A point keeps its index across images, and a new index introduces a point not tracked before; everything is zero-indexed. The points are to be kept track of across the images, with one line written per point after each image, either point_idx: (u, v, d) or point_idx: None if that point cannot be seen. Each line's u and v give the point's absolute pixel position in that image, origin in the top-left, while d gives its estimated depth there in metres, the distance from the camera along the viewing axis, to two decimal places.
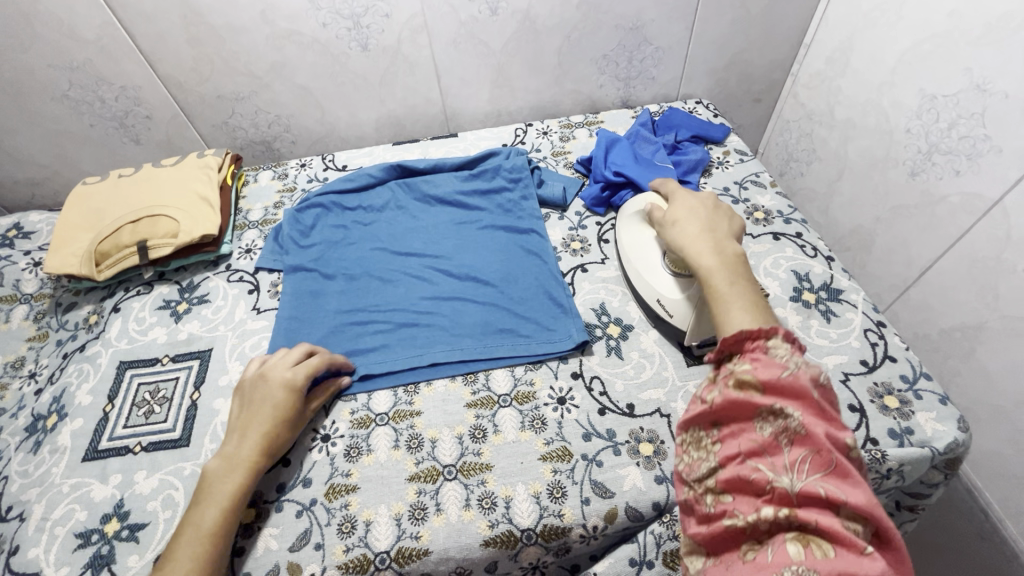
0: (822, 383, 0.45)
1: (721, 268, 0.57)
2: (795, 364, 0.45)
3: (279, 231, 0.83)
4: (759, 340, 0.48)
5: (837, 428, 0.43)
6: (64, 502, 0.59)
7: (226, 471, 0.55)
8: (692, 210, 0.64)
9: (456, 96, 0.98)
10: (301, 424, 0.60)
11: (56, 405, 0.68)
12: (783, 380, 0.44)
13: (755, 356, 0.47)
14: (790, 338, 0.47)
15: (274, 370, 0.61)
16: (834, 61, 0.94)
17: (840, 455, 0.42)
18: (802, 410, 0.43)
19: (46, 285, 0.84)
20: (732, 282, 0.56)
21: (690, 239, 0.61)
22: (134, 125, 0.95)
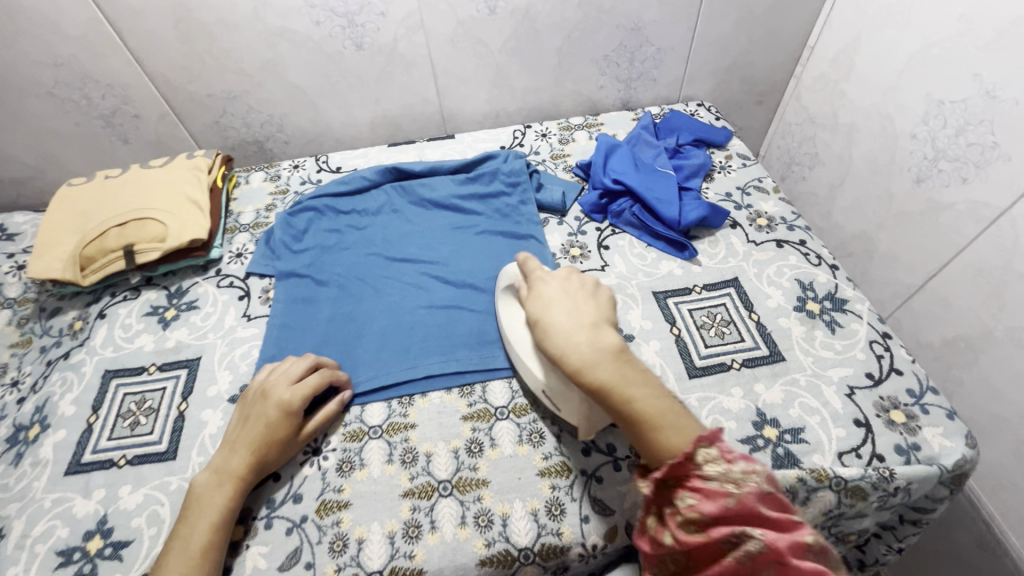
0: (766, 486, 0.42)
1: (614, 373, 0.50)
2: (737, 477, 0.42)
3: (270, 236, 0.81)
4: (690, 461, 0.43)
5: (795, 529, 0.40)
6: (45, 519, 0.57)
7: (213, 486, 0.54)
8: (553, 298, 0.57)
9: (453, 97, 0.96)
10: (297, 442, 0.58)
11: (38, 415, 0.66)
12: (730, 508, 0.41)
13: (697, 486, 0.43)
14: (720, 444, 0.43)
15: (274, 383, 0.59)
16: (839, 63, 0.92)
17: (814, 564, 0.39)
18: (762, 529, 0.40)
19: (30, 289, 0.82)
20: (628, 384, 0.49)
21: (565, 336, 0.53)
22: (122, 123, 0.92)
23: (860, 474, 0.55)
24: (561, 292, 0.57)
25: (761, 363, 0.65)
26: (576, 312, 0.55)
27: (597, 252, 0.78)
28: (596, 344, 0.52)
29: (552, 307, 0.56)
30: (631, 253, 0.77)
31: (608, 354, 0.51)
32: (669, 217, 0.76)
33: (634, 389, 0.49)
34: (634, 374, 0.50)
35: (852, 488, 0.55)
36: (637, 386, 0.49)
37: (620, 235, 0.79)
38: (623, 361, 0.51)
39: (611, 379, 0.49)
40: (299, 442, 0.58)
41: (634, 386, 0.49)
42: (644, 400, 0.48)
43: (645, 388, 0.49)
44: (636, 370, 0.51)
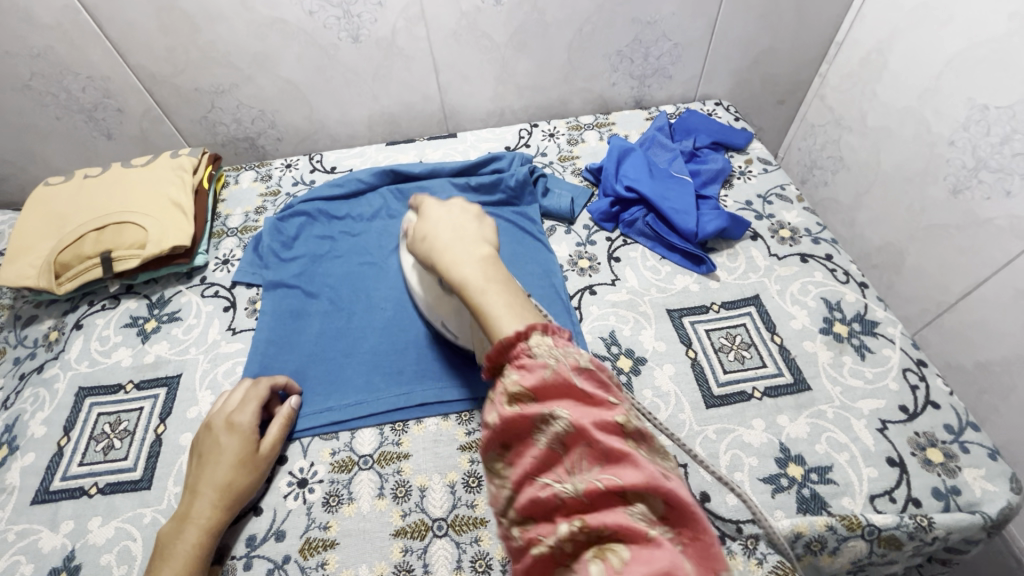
0: (589, 367, 0.39)
1: (475, 274, 0.46)
2: (559, 353, 0.39)
3: (259, 242, 0.76)
4: (520, 345, 0.40)
5: (605, 409, 0.37)
6: (9, 553, 0.53)
7: (179, 531, 0.50)
8: (440, 216, 0.53)
9: (455, 94, 0.90)
10: (262, 464, 0.55)
11: (7, 436, 0.62)
12: (547, 380, 0.38)
13: (520, 362, 0.40)
14: (550, 332, 0.41)
15: (220, 411, 0.57)
16: (870, 62, 0.86)
17: (622, 442, 0.36)
18: (569, 407, 0.37)
19: (6, 295, 0.77)
20: (483, 289, 0.45)
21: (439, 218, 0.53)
22: (105, 118, 0.87)
23: (897, 523, 0.50)
24: (452, 215, 0.53)
25: (785, 392, 0.60)
26: (462, 228, 0.51)
27: (608, 264, 0.72)
28: (466, 254, 0.48)
29: (435, 221, 0.52)
30: (643, 265, 0.72)
31: (473, 257, 0.47)
32: (686, 228, 0.71)
33: (489, 292, 0.44)
34: (498, 276, 0.46)
35: (886, 537, 0.50)
36: (491, 288, 0.45)
37: (632, 246, 0.74)
38: (489, 264, 0.47)
39: (471, 278, 0.46)
40: (264, 462, 0.55)
41: (496, 278, 0.46)
42: (494, 302, 0.44)
43: (499, 293, 0.44)
44: (499, 270, 0.47)
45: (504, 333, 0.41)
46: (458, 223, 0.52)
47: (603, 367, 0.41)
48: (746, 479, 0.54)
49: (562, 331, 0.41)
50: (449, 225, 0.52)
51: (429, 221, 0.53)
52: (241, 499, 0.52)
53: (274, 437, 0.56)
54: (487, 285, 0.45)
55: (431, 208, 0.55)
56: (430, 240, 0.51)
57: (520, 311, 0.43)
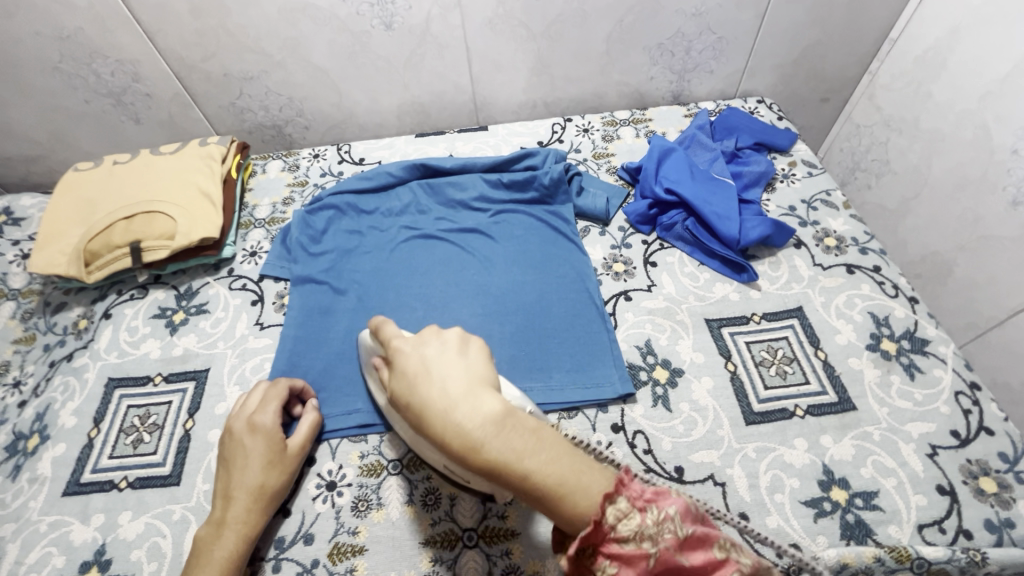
0: (685, 527, 0.35)
1: (503, 446, 0.36)
2: (650, 532, 0.34)
3: (287, 234, 0.75)
4: (604, 529, 0.35)
5: (720, 567, 0.35)
6: (41, 545, 0.53)
7: (215, 537, 0.49)
8: (419, 368, 0.42)
9: (488, 84, 0.88)
10: (292, 464, 0.54)
11: (38, 424, 0.62)
12: (646, 564, 0.34)
13: (608, 545, 0.35)
14: (620, 489, 0.36)
15: (242, 411, 0.56)
16: (927, 61, 0.82)
17: (709, 558, 0.35)
18: (663, 550, 0.34)
19: (35, 280, 0.77)
20: (519, 454, 0.36)
21: (439, 368, 0.41)
22: (133, 102, 0.86)
23: (948, 557, 0.48)
24: (445, 357, 0.41)
25: (828, 411, 0.57)
26: (459, 373, 0.40)
27: (643, 269, 0.70)
28: (473, 411, 0.37)
29: (423, 376, 0.41)
30: (681, 272, 0.69)
31: (490, 423, 0.37)
32: (728, 235, 0.68)
33: (528, 455, 0.36)
34: (524, 428, 0.37)
35: (936, 571, 0.48)
36: (534, 454, 0.36)
37: (669, 250, 0.72)
38: (510, 422, 0.37)
39: (505, 459, 0.36)
40: (294, 462, 0.54)
41: (529, 453, 0.36)
42: (548, 468, 0.36)
43: (543, 449, 0.37)
44: (524, 429, 0.37)
45: (581, 506, 0.35)
46: (450, 360, 0.41)
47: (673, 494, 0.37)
48: (787, 502, 0.52)
49: (628, 479, 0.36)
50: (439, 376, 0.40)
51: (404, 381, 0.42)
52: (275, 501, 0.51)
53: (302, 436, 0.55)
54: (507, 437, 0.36)
55: (398, 355, 0.44)
56: (424, 412, 0.39)
57: (571, 463, 0.37)
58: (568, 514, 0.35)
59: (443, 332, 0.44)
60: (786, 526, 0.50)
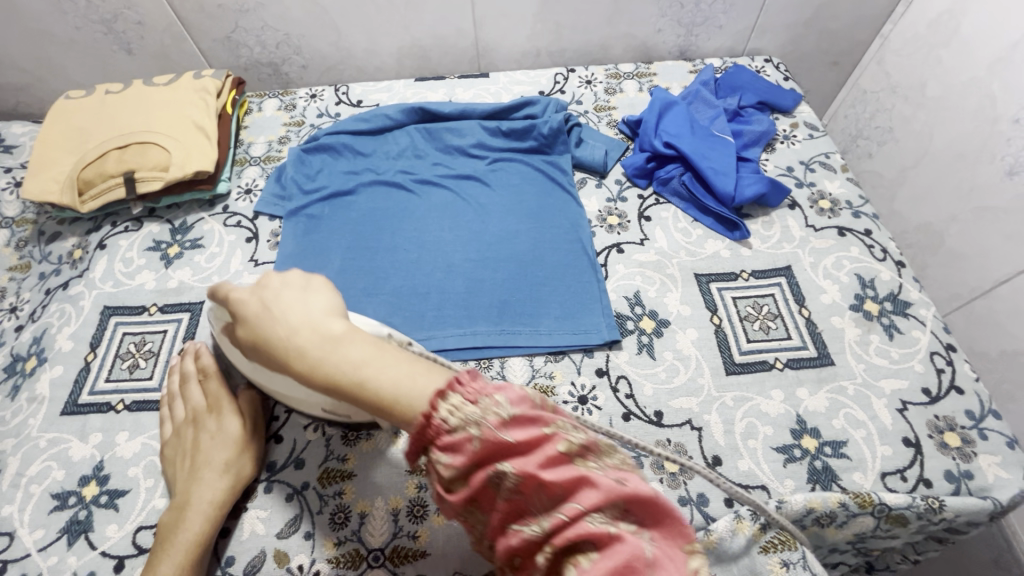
0: (513, 408, 0.33)
1: (349, 359, 0.37)
2: (477, 416, 0.32)
3: (282, 172, 0.75)
4: (434, 419, 0.33)
5: (543, 442, 0.32)
6: (40, 459, 0.55)
7: (180, 519, 0.48)
8: (261, 310, 0.40)
9: (491, 30, 0.85)
10: (250, 441, 0.53)
11: (35, 348, 0.63)
12: (476, 449, 0.32)
13: (444, 440, 0.33)
14: (463, 389, 0.34)
15: (186, 407, 0.55)
16: (938, 25, 0.80)
17: (568, 473, 0.31)
18: (511, 460, 0.32)
19: (29, 209, 0.77)
20: (362, 367, 0.36)
21: (280, 308, 0.40)
22: (125, 31, 0.84)
23: (908, 504, 0.50)
24: (293, 294, 0.41)
25: (807, 365, 0.59)
26: (298, 293, 0.41)
27: (637, 223, 0.70)
28: (320, 335, 0.38)
29: (267, 315, 0.40)
30: (674, 227, 0.70)
31: (330, 338, 0.37)
32: (723, 192, 0.68)
33: (367, 367, 0.36)
34: (370, 341, 0.38)
35: (894, 515, 0.51)
36: (376, 363, 0.37)
37: (664, 205, 0.72)
38: (351, 340, 0.38)
39: (349, 378, 0.36)
40: (252, 440, 0.53)
41: (368, 363, 0.37)
42: (383, 377, 0.36)
43: (381, 360, 0.37)
44: (363, 341, 0.38)
45: (410, 414, 0.35)
46: (289, 295, 0.41)
47: (530, 397, 0.34)
48: (760, 447, 0.54)
49: (468, 376, 0.35)
50: (278, 312, 0.39)
51: (250, 326, 0.41)
52: (243, 480, 0.51)
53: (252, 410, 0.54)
54: (345, 351, 0.37)
55: (239, 302, 0.42)
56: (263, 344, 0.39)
57: (388, 360, 0.37)
58: (405, 421, 0.35)
59: (282, 272, 0.43)
60: (756, 469, 0.53)
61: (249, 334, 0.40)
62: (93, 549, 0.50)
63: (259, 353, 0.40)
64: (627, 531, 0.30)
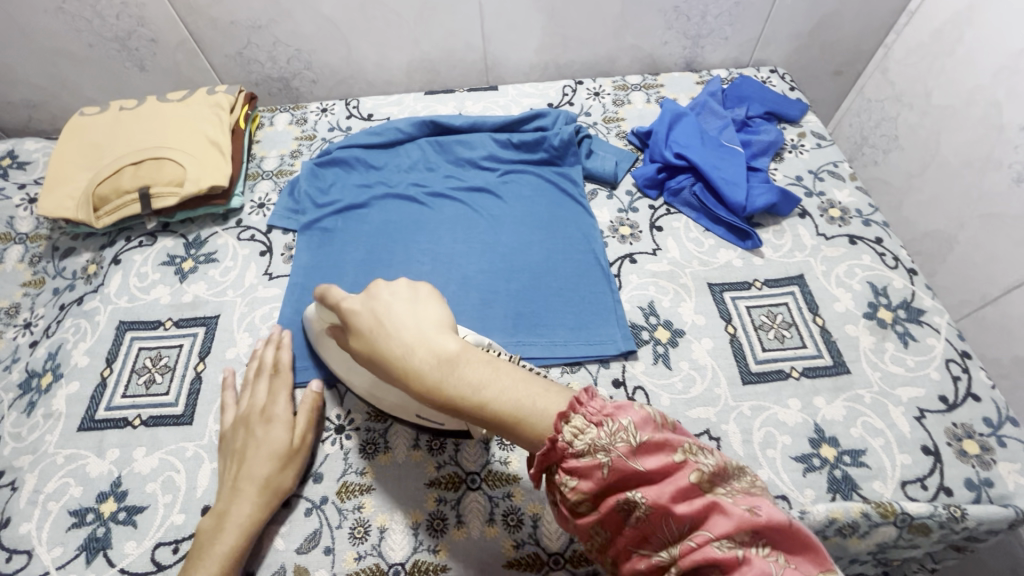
0: (641, 434, 0.34)
1: (471, 376, 0.38)
2: (605, 441, 0.34)
3: (295, 186, 0.75)
4: (557, 443, 0.35)
5: (673, 468, 0.33)
6: (58, 476, 0.55)
7: (217, 532, 0.48)
8: (375, 323, 0.43)
9: (499, 43, 0.86)
10: (297, 456, 0.53)
11: (51, 363, 0.63)
12: (603, 473, 0.33)
13: (570, 466, 0.35)
14: (587, 413, 0.35)
15: (247, 405, 0.56)
16: (942, 35, 0.81)
17: (701, 501, 0.32)
18: (643, 488, 0.33)
19: (42, 224, 0.77)
20: (481, 386, 0.38)
21: (392, 320, 0.43)
22: (138, 48, 0.85)
23: (930, 513, 0.50)
24: (407, 307, 0.43)
25: (823, 374, 0.59)
26: (402, 304, 0.43)
27: (649, 233, 0.71)
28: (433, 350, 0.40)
29: (380, 323, 0.43)
30: (686, 237, 0.70)
31: (446, 357, 0.39)
32: (734, 201, 0.69)
33: (486, 388, 0.37)
34: (487, 359, 0.39)
35: (917, 525, 0.50)
36: (494, 384, 0.37)
37: (675, 216, 0.72)
38: (465, 359, 0.39)
39: (465, 396, 0.37)
40: (300, 455, 0.53)
41: (488, 384, 0.38)
42: (500, 398, 0.37)
43: (499, 379, 0.38)
44: (482, 361, 0.39)
45: (534, 432, 0.36)
46: (400, 309, 0.43)
47: (655, 420, 0.35)
48: (779, 457, 0.54)
49: (592, 399, 0.36)
50: (390, 328, 0.42)
51: (363, 336, 0.44)
52: (282, 496, 0.51)
53: (306, 426, 0.54)
54: (465, 371, 0.38)
55: (353, 315, 0.46)
56: (377, 357, 0.42)
57: (501, 377, 0.38)
58: (527, 439, 0.37)
59: (389, 284, 0.46)
60: (776, 479, 0.53)
61: (366, 347, 0.43)
62: (111, 566, 0.50)
63: (378, 366, 0.43)
64: (757, 557, 0.30)
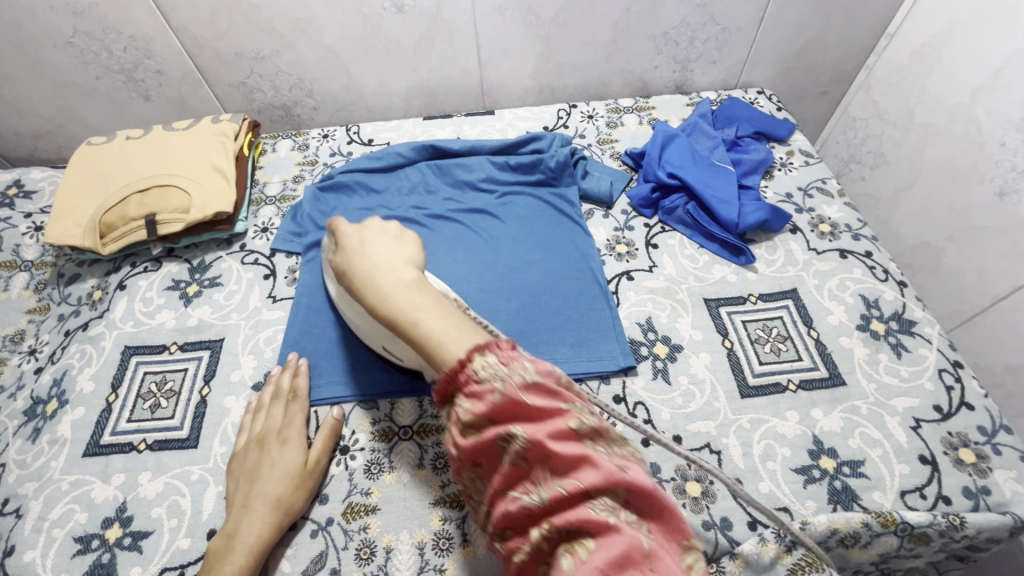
0: (539, 378, 0.37)
1: (405, 300, 0.44)
2: (505, 373, 0.37)
3: (298, 210, 0.77)
4: (465, 370, 0.38)
5: (558, 415, 0.36)
6: (63, 502, 0.55)
7: (228, 550, 0.48)
8: (355, 245, 0.50)
9: (496, 70, 0.89)
10: (310, 477, 0.54)
11: (56, 390, 0.63)
12: (494, 403, 0.36)
13: (468, 389, 0.37)
14: (495, 350, 0.38)
15: (262, 427, 0.57)
16: (921, 56, 0.84)
17: (577, 449, 0.35)
18: (524, 424, 0.35)
19: (48, 252, 0.78)
20: (415, 309, 0.43)
21: (375, 249, 0.49)
22: (144, 79, 0.87)
23: (929, 521, 0.51)
24: (387, 241, 0.51)
25: (820, 386, 0.60)
26: (386, 242, 0.51)
27: (645, 251, 0.73)
28: (392, 277, 0.46)
29: (356, 252, 0.50)
30: (681, 254, 0.72)
31: (402, 284, 0.45)
32: (727, 218, 0.71)
33: (420, 311, 0.43)
34: (432, 292, 0.45)
35: (918, 534, 0.51)
36: (427, 309, 0.43)
37: (670, 233, 0.74)
38: (417, 287, 0.45)
39: (404, 308, 0.44)
40: (313, 476, 0.54)
41: (421, 309, 0.43)
42: (428, 322, 0.42)
43: (433, 309, 0.43)
44: (429, 293, 0.45)
45: (446, 356, 0.40)
46: (381, 243, 0.50)
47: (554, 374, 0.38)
48: (779, 469, 0.55)
49: (504, 342, 0.39)
50: (369, 251, 0.49)
51: (343, 255, 0.50)
52: (293, 516, 0.51)
53: (320, 448, 0.55)
54: (410, 294, 0.44)
55: (342, 236, 0.52)
56: (350, 274, 0.49)
57: (436, 305, 0.44)
58: (439, 362, 0.40)
59: (382, 221, 0.54)
60: (777, 491, 0.53)
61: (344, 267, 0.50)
62: None
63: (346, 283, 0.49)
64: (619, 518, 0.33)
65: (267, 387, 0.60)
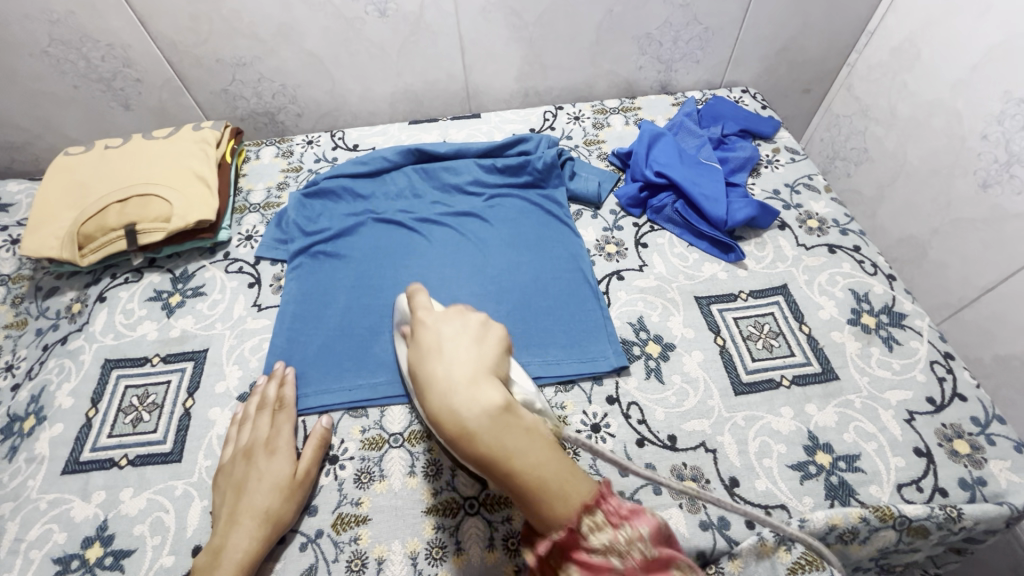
0: (653, 548, 0.37)
1: (491, 436, 0.37)
2: (622, 548, 0.36)
3: (283, 217, 0.76)
4: (578, 536, 0.37)
5: (665, 566, 0.36)
6: (40, 522, 0.53)
7: (213, 567, 0.47)
8: (434, 346, 0.42)
9: (481, 73, 0.89)
10: (300, 489, 0.52)
11: (34, 406, 0.61)
12: (611, 573, 0.36)
13: (587, 563, 0.37)
14: (609, 509, 0.38)
15: (248, 438, 0.55)
16: (901, 52, 0.85)
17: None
18: (630, 570, 0.36)
19: (25, 265, 0.76)
20: (507, 443, 0.37)
21: (455, 355, 0.40)
22: (123, 88, 0.86)
23: (927, 514, 0.50)
24: (460, 345, 0.41)
25: (813, 381, 0.60)
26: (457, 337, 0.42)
27: (635, 250, 0.72)
28: (477, 408, 0.37)
29: (433, 354, 0.41)
30: (671, 252, 0.72)
31: (489, 414, 0.37)
32: (716, 216, 0.70)
33: (507, 437, 0.37)
34: (522, 426, 0.38)
35: (915, 527, 0.51)
36: (522, 454, 0.37)
37: (659, 232, 0.74)
38: (508, 419, 0.38)
39: (495, 452, 0.37)
40: (302, 488, 0.52)
41: (523, 454, 0.37)
42: (524, 461, 0.37)
43: (535, 447, 0.38)
44: (522, 428, 0.38)
45: (556, 514, 0.37)
46: (461, 345, 0.41)
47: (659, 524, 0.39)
48: (775, 466, 0.54)
49: (617, 502, 0.38)
50: (446, 360, 0.40)
51: (418, 354, 0.42)
52: (281, 529, 0.50)
53: (309, 458, 0.54)
54: (510, 437, 0.37)
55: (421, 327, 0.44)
56: (416, 376, 0.41)
57: (521, 438, 0.37)
58: (544, 514, 0.37)
59: (455, 315, 0.44)
60: (774, 489, 0.53)
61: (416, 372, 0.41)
62: None
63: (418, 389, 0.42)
64: None
65: (252, 397, 0.59)
